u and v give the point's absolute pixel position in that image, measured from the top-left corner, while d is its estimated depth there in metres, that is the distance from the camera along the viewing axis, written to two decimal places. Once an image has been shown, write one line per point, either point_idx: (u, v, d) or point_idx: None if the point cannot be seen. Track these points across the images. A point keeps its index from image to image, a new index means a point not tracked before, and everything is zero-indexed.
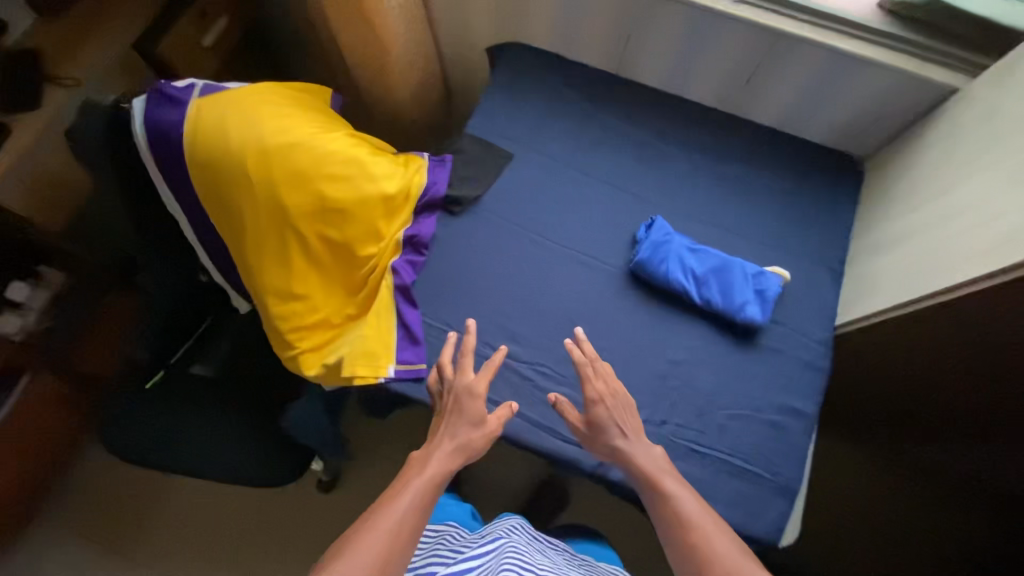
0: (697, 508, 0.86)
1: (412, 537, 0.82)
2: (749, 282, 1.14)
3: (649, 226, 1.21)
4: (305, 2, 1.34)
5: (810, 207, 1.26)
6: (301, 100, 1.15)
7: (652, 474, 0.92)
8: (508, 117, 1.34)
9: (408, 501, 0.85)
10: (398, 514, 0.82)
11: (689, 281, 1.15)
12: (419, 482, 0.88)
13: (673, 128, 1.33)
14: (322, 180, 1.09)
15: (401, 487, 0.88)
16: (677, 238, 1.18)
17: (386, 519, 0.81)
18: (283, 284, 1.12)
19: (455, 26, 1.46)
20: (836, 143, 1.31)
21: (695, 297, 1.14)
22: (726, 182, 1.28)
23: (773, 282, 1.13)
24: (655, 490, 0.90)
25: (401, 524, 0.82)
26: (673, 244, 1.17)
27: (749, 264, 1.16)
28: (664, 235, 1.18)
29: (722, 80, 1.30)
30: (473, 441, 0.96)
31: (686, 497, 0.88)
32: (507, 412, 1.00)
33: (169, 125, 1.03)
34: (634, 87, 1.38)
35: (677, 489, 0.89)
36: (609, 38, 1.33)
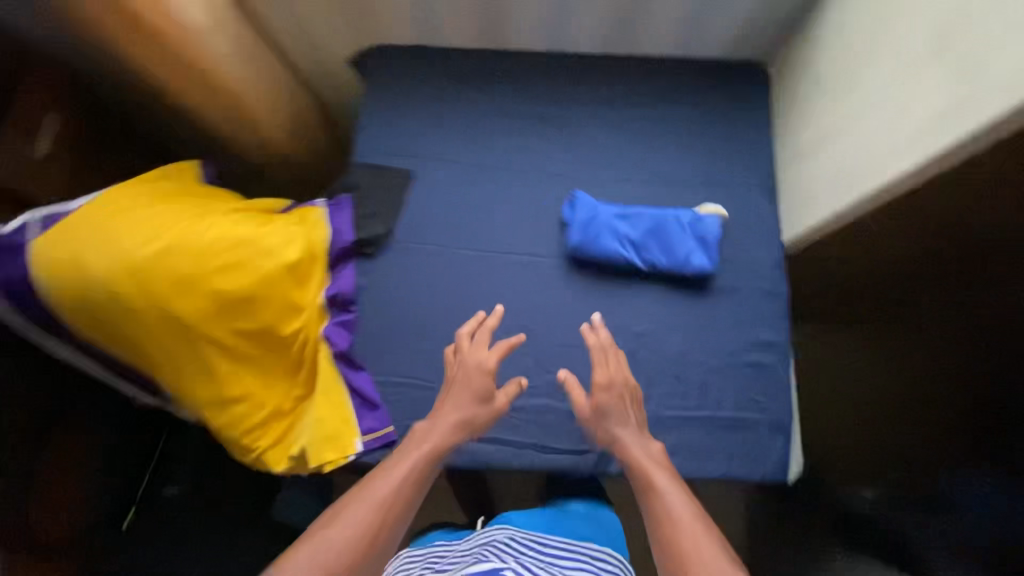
0: (687, 514, 0.77)
1: (403, 512, 0.78)
2: (688, 230, 1.09)
3: (573, 203, 1.14)
4: (127, 78, 1.16)
5: (727, 130, 1.20)
6: (160, 196, 1.03)
7: (645, 473, 0.85)
8: (394, 133, 1.23)
9: (403, 474, 0.81)
10: (390, 486, 0.79)
11: (629, 250, 1.09)
12: (421, 453, 0.85)
13: (566, 89, 1.24)
14: (215, 275, 0.97)
15: (398, 461, 0.84)
16: (604, 208, 1.12)
17: (378, 492, 0.78)
18: (215, 394, 1.03)
19: (304, 48, 1.30)
20: (734, 54, 1.24)
21: (639, 263, 1.09)
22: (636, 131, 1.20)
23: (709, 222, 1.09)
24: (648, 490, 0.83)
25: (397, 494, 0.78)
26: (602, 216, 1.10)
27: (684, 210, 1.11)
28: (590, 210, 1.12)
29: (600, 25, 1.20)
30: (478, 417, 0.93)
31: (679, 503, 0.79)
32: (515, 388, 0.98)
33: (16, 279, 0.92)
34: (513, 58, 1.26)
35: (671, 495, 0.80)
36: (471, 15, 1.21)
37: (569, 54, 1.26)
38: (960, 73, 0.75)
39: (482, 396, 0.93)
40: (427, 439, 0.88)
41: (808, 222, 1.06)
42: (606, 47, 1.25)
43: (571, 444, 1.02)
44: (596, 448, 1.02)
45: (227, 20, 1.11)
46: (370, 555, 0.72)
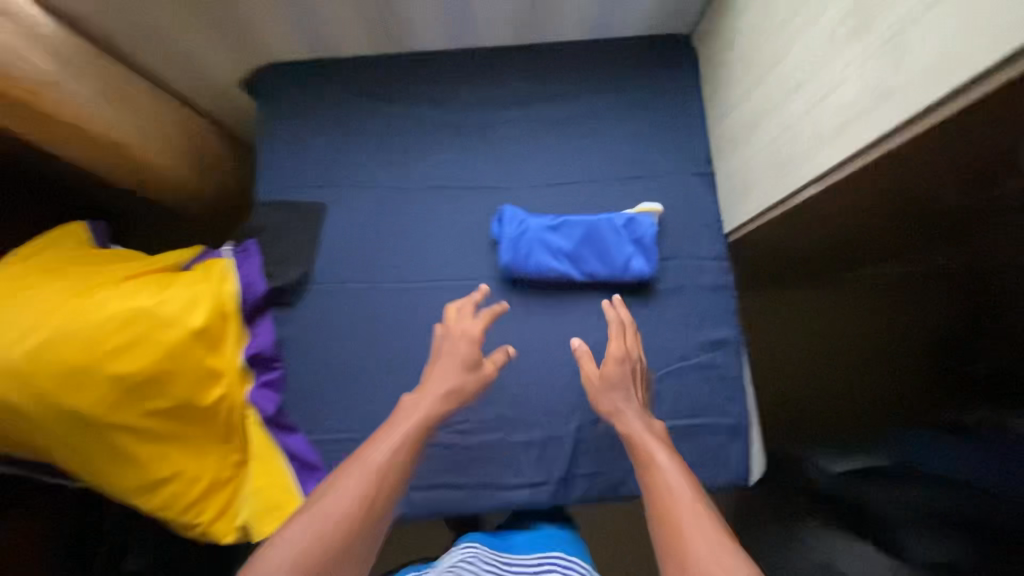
0: (684, 489, 0.73)
1: (400, 483, 0.74)
2: (624, 234, 1.02)
3: (501, 219, 1.04)
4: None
5: (657, 115, 1.11)
6: (37, 278, 0.93)
7: (642, 435, 0.82)
8: (299, 162, 1.11)
9: (399, 441, 0.76)
10: (387, 453, 0.74)
11: (566, 263, 1.02)
12: (414, 419, 0.80)
13: (480, 91, 1.13)
14: (110, 358, 0.88)
15: (394, 425, 0.79)
16: (533, 221, 1.03)
17: (376, 457, 0.73)
18: (141, 480, 0.95)
19: (185, 77, 1.16)
20: (655, 29, 1.13)
21: (578, 275, 1.02)
22: (559, 129, 1.11)
23: (643, 221, 1.02)
24: (646, 459, 0.79)
25: (392, 467, 0.73)
26: (532, 230, 1.02)
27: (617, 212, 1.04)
28: (519, 224, 1.03)
29: (508, 16, 1.08)
30: (466, 386, 0.86)
31: (673, 473, 0.75)
32: (504, 355, 0.92)
33: None
34: (418, 62, 1.14)
35: (667, 463, 0.77)
36: (361, 23, 1.08)
37: (479, 51, 1.15)
38: (870, 57, 0.64)
39: (471, 365, 0.87)
40: (420, 405, 0.82)
41: (744, 215, 0.97)
42: (520, 37, 1.13)
43: (527, 477, 0.97)
44: (554, 478, 0.97)
45: (84, 61, 0.97)
46: (366, 524, 0.68)
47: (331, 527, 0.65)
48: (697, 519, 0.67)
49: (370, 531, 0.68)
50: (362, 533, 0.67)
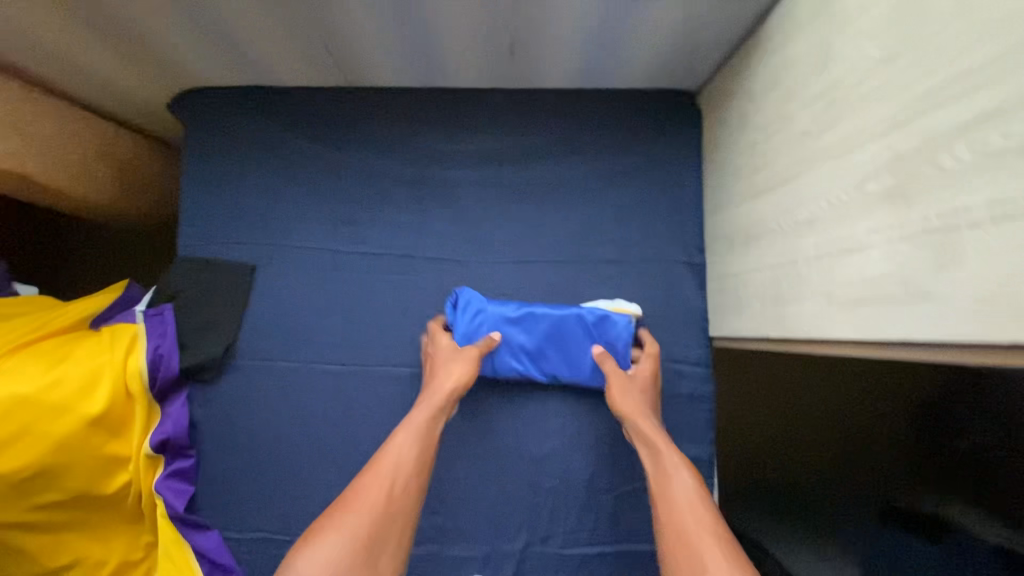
0: (696, 502, 0.68)
1: (418, 487, 0.72)
2: (592, 333, 0.90)
3: (456, 305, 0.91)
4: None
5: (646, 189, 0.97)
6: None
7: (663, 441, 0.77)
8: (230, 213, 0.96)
9: (410, 446, 0.74)
10: (401, 459, 0.73)
11: (525, 360, 0.90)
12: (420, 422, 0.77)
13: (446, 141, 0.97)
14: None
15: (403, 429, 0.77)
16: (492, 309, 0.90)
17: (391, 463, 0.72)
18: (39, 568, 0.86)
19: (104, 97, 0.99)
20: (656, 83, 0.97)
21: (540, 375, 0.90)
22: (534, 194, 0.97)
23: (616, 321, 0.89)
24: (659, 467, 0.75)
25: (402, 472, 0.72)
26: (491, 323, 0.90)
27: (588, 305, 0.91)
28: (477, 314, 0.90)
29: (481, 60, 0.90)
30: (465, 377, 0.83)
31: (685, 488, 0.70)
32: (491, 344, 0.88)
33: None
34: (376, 101, 0.97)
35: (679, 477, 0.72)
36: (305, 58, 0.89)
37: (449, 91, 0.98)
38: (905, 237, 0.50)
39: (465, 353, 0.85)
40: (427, 407, 0.80)
41: (734, 330, 0.85)
42: (498, 81, 0.96)
43: None
44: None
45: None
46: (394, 529, 0.67)
47: (362, 531, 0.64)
48: (705, 533, 0.64)
49: (397, 536, 0.67)
50: (389, 536, 0.66)
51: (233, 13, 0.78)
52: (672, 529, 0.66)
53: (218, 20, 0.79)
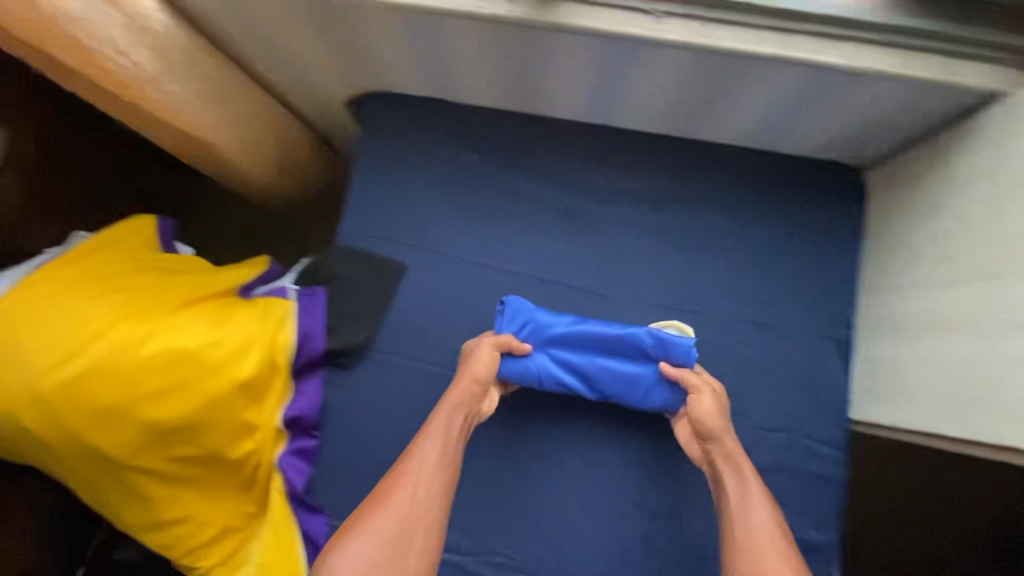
0: (771, 542, 0.70)
1: (447, 489, 0.74)
2: (655, 355, 0.90)
3: (502, 311, 0.91)
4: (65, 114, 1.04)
5: (799, 259, 0.97)
6: (84, 286, 0.83)
7: (750, 470, 0.78)
8: (395, 213, 1.00)
9: (436, 451, 0.76)
10: (427, 465, 0.74)
11: (571, 376, 0.91)
12: (443, 424, 0.78)
13: (609, 179, 1.00)
14: (144, 400, 0.79)
15: (428, 431, 0.78)
16: (538, 318, 0.91)
17: (421, 470, 0.74)
18: (148, 517, 0.86)
19: (297, 87, 1.06)
20: (828, 153, 0.97)
21: (588, 393, 0.91)
22: (687, 244, 0.99)
23: (682, 347, 0.88)
24: (739, 494, 0.75)
25: (430, 477, 0.73)
26: (534, 333, 0.91)
27: (650, 328, 0.90)
28: (523, 322, 0.91)
29: (663, 109, 0.93)
30: (488, 372, 0.84)
31: (762, 523, 0.72)
32: (519, 346, 0.88)
33: None
34: (549, 130, 1.01)
35: (757, 511, 0.74)
36: (499, 81, 0.94)
37: (620, 130, 1.01)
38: None
39: (499, 345, 0.86)
40: (449, 410, 0.80)
41: (897, 419, 0.85)
42: (669, 128, 0.99)
43: None
44: None
45: (192, 59, 0.87)
46: (420, 535, 0.69)
47: (386, 540, 0.67)
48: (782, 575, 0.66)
49: (423, 543, 0.69)
50: (414, 540, 0.68)
51: (456, 34, 0.83)
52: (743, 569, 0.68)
53: (439, 37, 0.85)
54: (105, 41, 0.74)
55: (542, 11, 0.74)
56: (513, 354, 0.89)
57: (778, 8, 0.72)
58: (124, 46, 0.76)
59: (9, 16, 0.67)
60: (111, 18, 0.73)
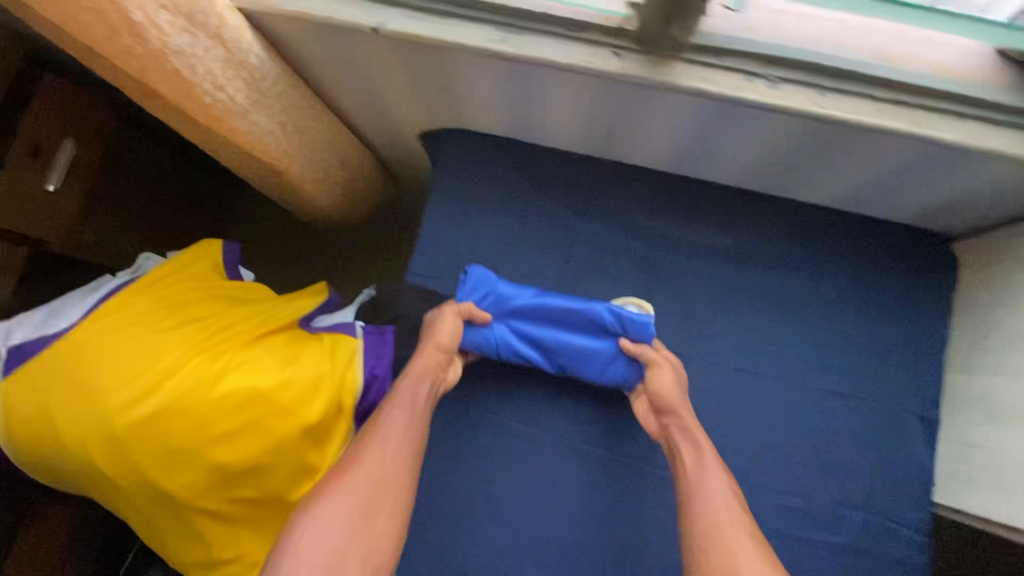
0: (732, 510, 0.70)
1: (415, 451, 0.75)
2: (615, 330, 0.91)
3: (464, 281, 0.92)
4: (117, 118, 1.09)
5: (883, 328, 0.94)
6: (158, 317, 0.82)
7: (706, 441, 0.79)
8: (467, 253, 0.98)
9: (405, 415, 0.76)
10: (395, 430, 0.74)
11: (530, 348, 0.93)
12: (410, 392, 0.79)
13: (688, 233, 0.98)
14: (213, 441, 0.77)
15: (394, 396, 0.78)
16: (498, 288, 0.92)
17: (389, 433, 0.74)
18: (200, 559, 0.82)
19: (372, 117, 1.04)
20: (919, 220, 0.94)
21: (546, 364, 0.93)
22: (767, 305, 0.95)
23: (641, 323, 0.89)
24: (696, 464, 0.76)
25: (399, 441, 0.74)
26: (495, 304, 0.92)
27: (609, 304, 0.91)
28: (485, 293, 0.91)
29: (755, 166, 0.89)
30: (449, 338, 0.86)
31: (721, 491, 0.72)
32: (477, 313, 0.89)
33: None
34: (629, 177, 0.99)
35: (717, 478, 0.74)
36: (584, 128, 0.92)
37: (702, 182, 0.98)
38: None
39: (460, 311, 0.88)
40: (415, 380, 0.81)
41: (991, 512, 0.81)
42: (753, 184, 0.96)
43: None
44: None
45: (278, 91, 0.86)
46: (390, 497, 0.69)
47: (359, 502, 0.66)
48: (744, 543, 0.66)
49: (394, 502, 0.69)
50: (385, 503, 0.68)
51: (552, 82, 0.81)
52: (704, 544, 0.67)
53: (532, 83, 0.82)
54: (204, 75, 0.73)
55: (652, 69, 0.72)
56: (475, 324, 0.91)
57: (900, 83, 0.69)
58: (221, 80, 0.75)
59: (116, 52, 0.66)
60: (212, 53, 0.72)
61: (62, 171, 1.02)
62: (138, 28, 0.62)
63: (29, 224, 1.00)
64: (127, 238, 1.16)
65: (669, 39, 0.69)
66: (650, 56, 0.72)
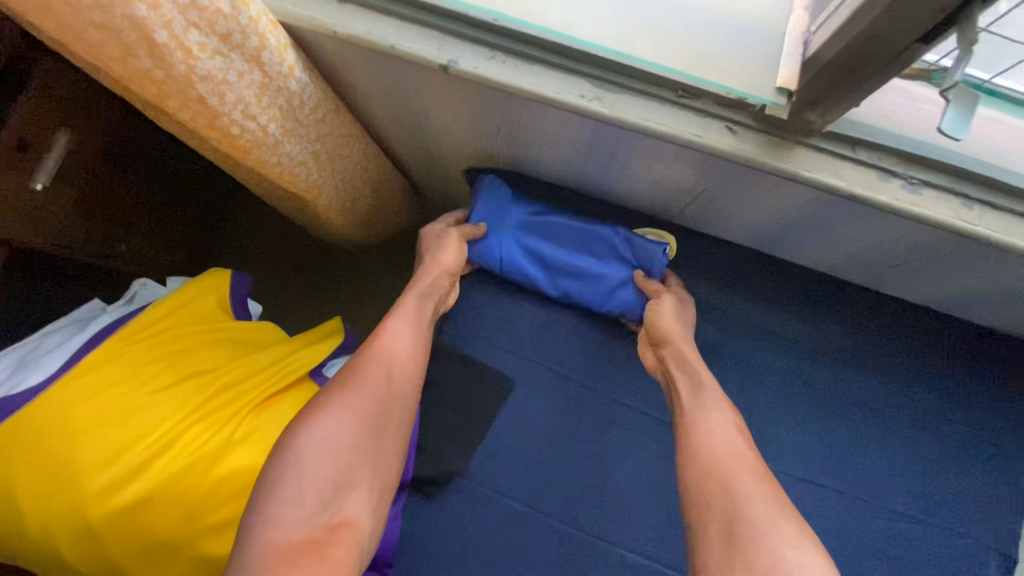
0: (736, 443, 0.62)
1: (419, 368, 0.70)
2: (625, 258, 0.84)
3: (479, 190, 0.87)
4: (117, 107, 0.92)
5: (970, 446, 0.83)
6: (151, 371, 0.70)
7: (706, 371, 0.71)
8: (510, 315, 0.86)
9: (409, 333, 0.71)
10: (400, 346, 0.69)
11: (536, 265, 0.84)
12: (413, 311, 0.73)
13: (761, 316, 0.86)
14: (203, 534, 0.64)
15: (396, 311, 0.73)
16: (512, 203, 0.85)
17: (377, 352, 0.67)
18: None
19: (414, 147, 0.92)
20: (1011, 327, 0.85)
21: (548, 286, 0.85)
22: (843, 408, 0.84)
23: (654, 252, 0.82)
24: (694, 398, 0.68)
25: (404, 358, 0.69)
26: (507, 217, 0.85)
27: (622, 230, 0.84)
28: (496, 206, 0.85)
29: (854, 256, 0.78)
30: (453, 261, 0.80)
31: (726, 427, 0.64)
32: (478, 232, 0.84)
33: None
34: (697, 249, 0.88)
35: (722, 413, 0.65)
36: (658, 193, 0.81)
37: (778, 262, 0.87)
38: None
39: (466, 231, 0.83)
40: (415, 298, 0.75)
41: None
42: (834, 271, 0.86)
43: None
44: None
45: (316, 119, 0.73)
46: (396, 414, 0.65)
47: (365, 414, 0.62)
48: (751, 476, 0.58)
49: (401, 418, 0.66)
50: (391, 419, 0.64)
51: (640, 147, 0.69)
52: (702, 468, 0.60)
53: (613, 144, 0.71)
54: (235, 103, 0.61)
55: (772, 152, 0.60)
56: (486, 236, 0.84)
57: None
58: (254, 109, 0.63)
59: (129, 71, 0.53)
60: (247, 78, 0.60)
61: (51, 167, 0.81)
62: (161, 50, 0.50)
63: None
64: (117, 239, 1.00)
65: (800, 122, 0.58)
66: (769, 137, 0.60)
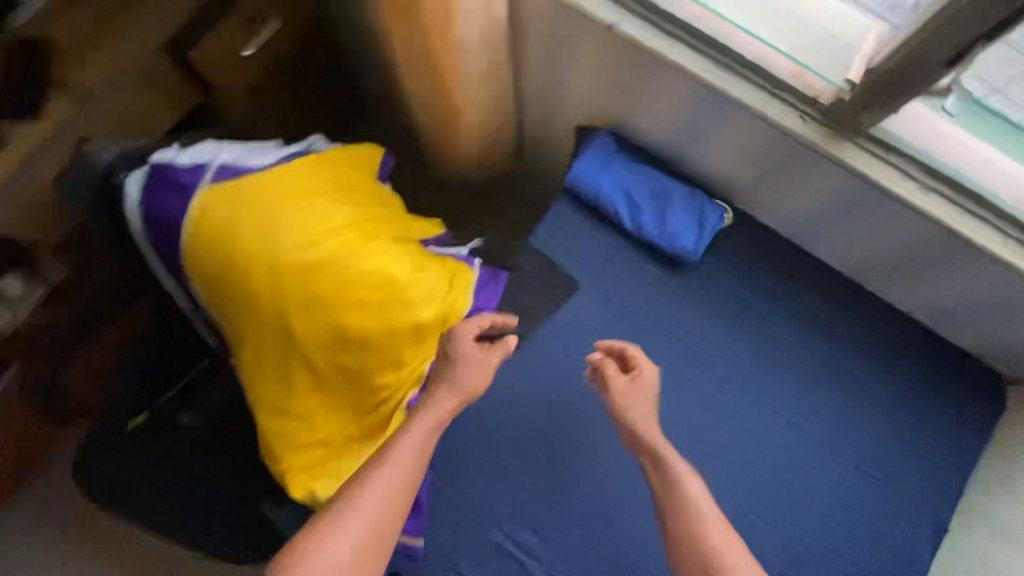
0: (714, 523, 0.69)
1: (421, 467, 0.74)
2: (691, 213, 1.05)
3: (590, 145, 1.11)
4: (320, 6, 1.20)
5: (927, 436, 1.02)
6: (332, 187, 0.93)
7: (678, 457, 0.76)
8: (589, 236, 1.09)
9: (419, 440, 0.75)
10: (409, 454, 0.73)
11: (623, 202, 1.06)
12: (430, 420, 0.77)
13: (783, 290, 1.07)
14: (344, 304, 0.86)
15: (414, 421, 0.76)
16: (619, 156, 1.09)
17: (389, 462, 0.72)
18: (279, 395, 0.90)
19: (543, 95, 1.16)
20: (982, 352, 1.04)
21: (628, 222, 1.07)
22: (832, 376, 1.04)
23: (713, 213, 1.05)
24: (670, 484, 0.74)
25: (412, 462, 0.73)
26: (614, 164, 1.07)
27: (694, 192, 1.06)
28: (607, 155, 1.09)
29: (868, 253, 0.99)
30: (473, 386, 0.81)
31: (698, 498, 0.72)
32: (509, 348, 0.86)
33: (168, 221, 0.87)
34: (747, 226, 1.10)
35: (694, 489, 0.73)
36: (728, 171, 1.03)
37: (808, 253, 1.08)
38: None
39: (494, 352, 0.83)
40: (435, 402, 0.79)
41: None
42: (851, 271, 1.07)
43: None
44: None
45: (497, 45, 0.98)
46: (397, 517, 0.70)
47: (372, 523, 0.68)
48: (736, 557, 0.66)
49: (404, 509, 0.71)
50: (393, 522, 0.69)
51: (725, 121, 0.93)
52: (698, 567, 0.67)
53: (706, 118, 0.95)
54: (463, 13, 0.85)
55: (826, 138, 0.83)
56: (593, 172, 1.07)
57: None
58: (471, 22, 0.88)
59: None
60: None
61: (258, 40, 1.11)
62: None
63: (212, 70, 1.07)
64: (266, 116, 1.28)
65: (853, 121, 0.80)
66: (829, 128, 0.83)
